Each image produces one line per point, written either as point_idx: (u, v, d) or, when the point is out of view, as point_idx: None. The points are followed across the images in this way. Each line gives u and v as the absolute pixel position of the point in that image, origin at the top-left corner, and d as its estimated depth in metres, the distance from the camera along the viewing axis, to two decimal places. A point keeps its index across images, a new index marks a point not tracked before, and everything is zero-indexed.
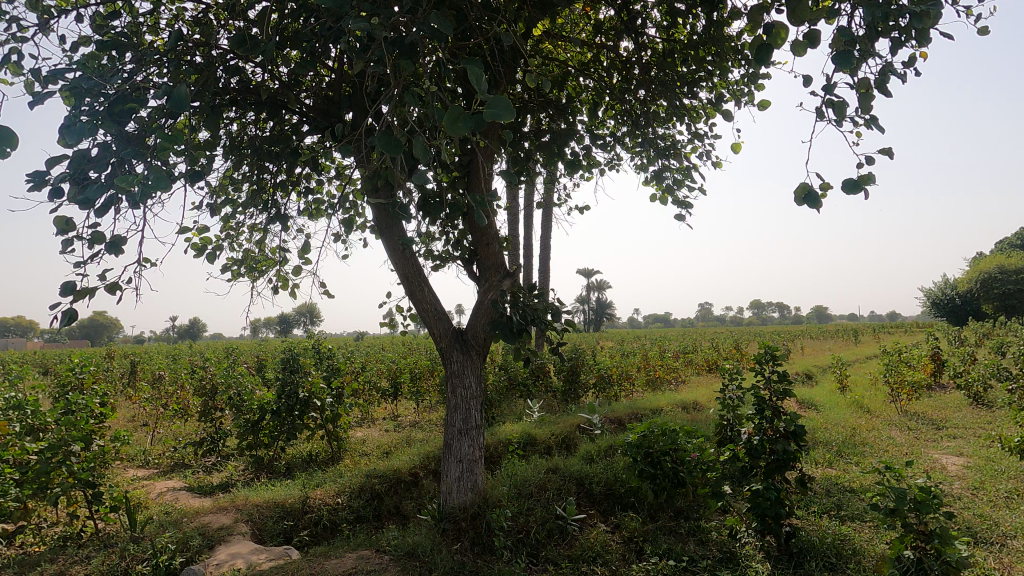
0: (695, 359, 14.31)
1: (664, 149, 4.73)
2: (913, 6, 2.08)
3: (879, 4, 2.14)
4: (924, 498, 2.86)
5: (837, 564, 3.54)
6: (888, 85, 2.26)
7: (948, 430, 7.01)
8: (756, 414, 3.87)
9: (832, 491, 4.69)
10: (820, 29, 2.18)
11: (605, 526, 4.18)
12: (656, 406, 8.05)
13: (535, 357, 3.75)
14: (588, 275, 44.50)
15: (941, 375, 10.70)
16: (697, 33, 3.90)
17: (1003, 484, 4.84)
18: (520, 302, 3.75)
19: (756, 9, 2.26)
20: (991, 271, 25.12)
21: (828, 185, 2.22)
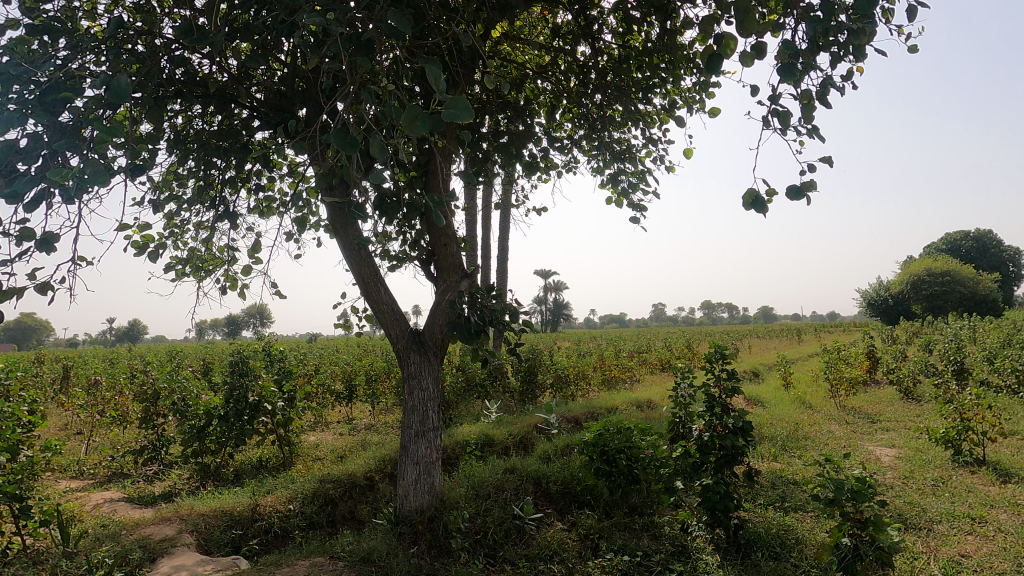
0: (649, 358, 14.67)
1: (620, 152, 4.84)
2: (851, 24, 2.21)
3: (820, 20, 2.26)
4: (861, 488, 3.03)
5: (781, 553, 3.69)
6: (828, 96, 2.38)
7: (882, 423, 7.45)
8: (707, 411, 4.00)
9: (777, 483, 4.90)
10: (766, 42, 2.28)
11: (561, 524, 4.22)
12: (612, 405, 8.21)
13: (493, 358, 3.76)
14: (545, 275, 44.87)
15: (876, 371, 11.35)
16: (651, 41, 4.01)
17: (930, 473, 5.19)
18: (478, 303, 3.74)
19: (707, 20, 2.34)
20: (920, 273, 26.84)
21: (774, 190, 2.32)
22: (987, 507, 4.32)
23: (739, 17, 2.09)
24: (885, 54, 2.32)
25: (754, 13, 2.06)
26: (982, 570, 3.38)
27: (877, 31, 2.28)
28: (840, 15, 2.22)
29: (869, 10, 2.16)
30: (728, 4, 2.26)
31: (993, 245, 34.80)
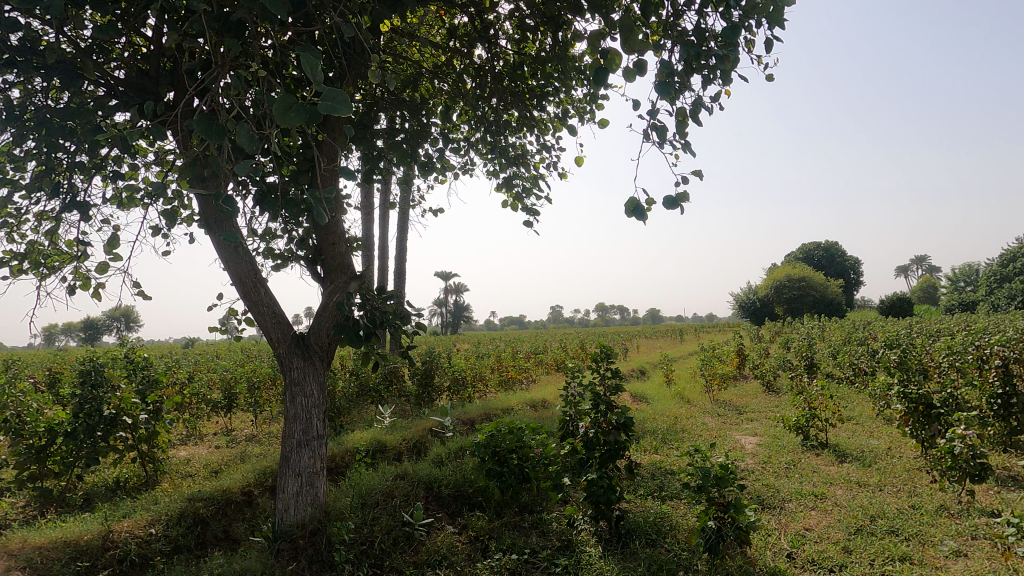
0: (545, 358, 15.08)
1: (515, 157, 4.92)
2: (718, 50, 2.41)
3: (693, 44, 2.44)
4: (724, 475, 3.31)
5: (656, 539, 3.94)
6: (700, 115, 2.59)
7: (747, 414, 8.24)
8: (592, 409, 4.17)
9: (656, 474, 5.24)
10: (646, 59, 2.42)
11: (452, 527, 4.19)
12: (507, 406, 8.32)
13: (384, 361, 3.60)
14: (445, 277, 44.60)
15: (744, 367, 12.54)
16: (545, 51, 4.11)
17: (784, 457, 5.81)
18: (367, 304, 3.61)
19: (595, 33, 2.43)
20: (782, 279, 30.10)
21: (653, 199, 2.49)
22: (827, 484, 4.92)
23: (623, 34, 2.19)
24: (747, 81, 2.57)
25: (636, 32, 2.18)
26: (821, 540, 3.83)
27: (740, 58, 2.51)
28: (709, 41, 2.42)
29: (735, 39, 2.37)
30: (612, 19, 2.35)
31: (839, 255, 39.93)
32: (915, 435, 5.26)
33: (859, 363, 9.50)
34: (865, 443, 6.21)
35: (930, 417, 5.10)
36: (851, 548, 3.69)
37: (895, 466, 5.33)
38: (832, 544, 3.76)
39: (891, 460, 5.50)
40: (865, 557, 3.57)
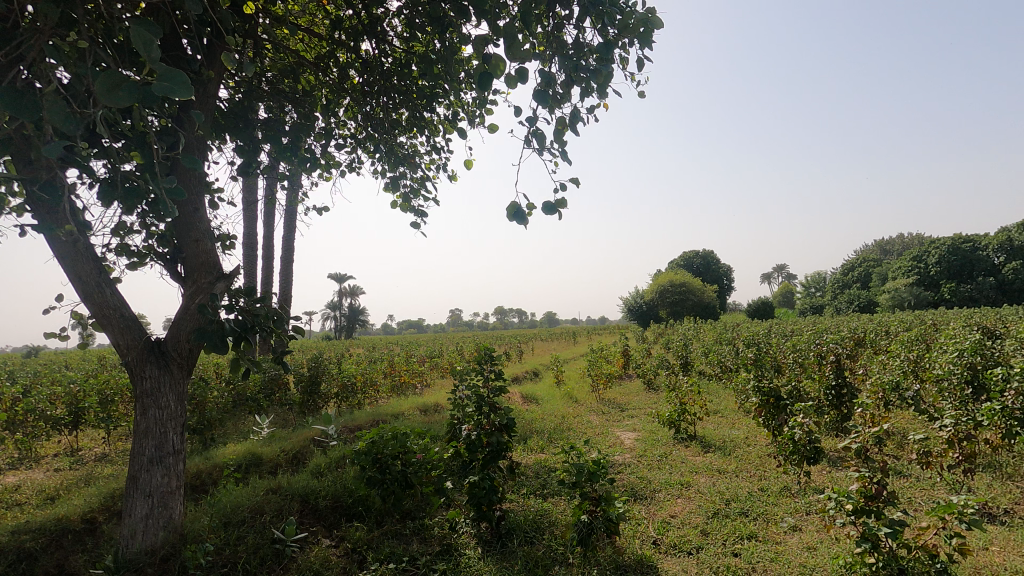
0: (441, 362, 14.98)
1: (404, 157, 4.77)
2: (594, 65, 2.52)
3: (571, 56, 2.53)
4: (596, 469, 3.45)
5: (535, 536, 4.04)
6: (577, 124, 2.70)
7: (629, 411, 8.73)
8: (476, 411, 4.16)
9: (539, 473, 5.38)
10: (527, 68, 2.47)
11: (328, 541, 4.00)
12: (397, 412, 8.13)
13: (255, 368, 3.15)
14: (339, 279, 42.82)
15: (628, 367, 13.29)
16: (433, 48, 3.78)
17: (657, 450, 6.22)
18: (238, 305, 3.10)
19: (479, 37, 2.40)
20: (665, 284, 32.35)
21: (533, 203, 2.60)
22: (693, 474, 5.33)
23: (506, 41, 2.16)
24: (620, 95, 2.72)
25: (519, 42, 2.19)
26: (683, 526, 4.14)
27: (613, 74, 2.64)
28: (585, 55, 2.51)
29: (610, 55, 2.49)
30: (496, 25, 2.33)
31: (714, 263, 43.77)
32: (766, 425, 5.87)
33: (725, 360, 10.44)
34: (727, 433, 6.82)
35: (779, 408, 5.72)
36: (708, 530, 4.03)
37: (749, 453, 5.91)
38: (692, 528, 4.08)
39: (747, 449, 6.09)
40: (719, 538, 3.91)
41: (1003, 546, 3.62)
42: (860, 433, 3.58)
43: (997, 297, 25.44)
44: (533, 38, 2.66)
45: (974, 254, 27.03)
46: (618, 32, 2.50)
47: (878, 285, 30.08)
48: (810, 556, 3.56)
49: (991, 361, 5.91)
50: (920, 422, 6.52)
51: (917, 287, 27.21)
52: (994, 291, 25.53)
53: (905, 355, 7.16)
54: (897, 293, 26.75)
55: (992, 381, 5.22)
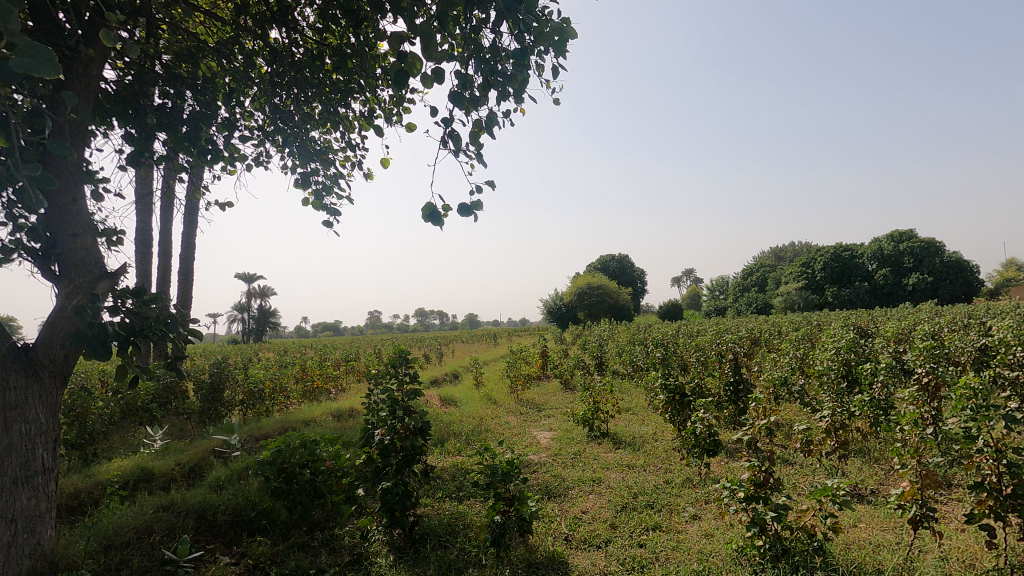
0: (357, 365, 14.55)
1: (318, 152, 4.35)
2: (510, 70, 2.54)
3: (487, 59, 2.53)
4: (510, 469, 3.48)
5: (449, 539, 4.01)
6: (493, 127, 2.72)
7: (545, 410, 8.92)
8: (389, 415, 4.03)
9: (455, 475, 5.36)
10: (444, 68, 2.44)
11: (227, 558, 3.75)
12: (308, 418, 7.80)
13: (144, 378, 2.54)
14: (248, 279, 40.42)
15: (546, 367, 13.57)
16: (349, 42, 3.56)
17: (572, 448, 6.38)
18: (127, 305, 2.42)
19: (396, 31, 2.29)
20: (583, 287, 33.37)
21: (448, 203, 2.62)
22: (604, 469, 5.53)
23: (422, 40, 2.11)
24: (535, 100, 2.76)
25: (435, 43, 2.15)
26: (594, 521, 4.28)
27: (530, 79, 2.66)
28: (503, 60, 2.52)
29: (526, 62, 2.53)
30: (412, 22, 2.26)
31: (629, 267, 45.73)
32: (672, 420, 6.20)
33: (636, 360, 10.93)
34: (637, 430, 7.14)
35: (683, 404, 6.06)
36: (616, 524, 4.19)
37: (657, 448, 6.21)
38: (602, 522, 4.23)
39: (655, 444, 6.40)
40: (627, 530, 4.08)
41: (869, 522, 4.06)
42: (752, 426, 3.87)
43: (870, 301, 28.51)
44: (450, 38, 2.64)
45: (852, 261, 30.14)
46: (534, 40, 2.55)
47: (773, 289, 32.76)
48: (707, 542, 3.80)
49: (863, 357, 6.61)
50: (804, 414, 7.16)
51: (806, 291, 29.90)
52: (868, 295, 28.60)
53: (793, 353, 7.83)
54: (788, 296, 29.25)
55: (863, 375, 5.84)
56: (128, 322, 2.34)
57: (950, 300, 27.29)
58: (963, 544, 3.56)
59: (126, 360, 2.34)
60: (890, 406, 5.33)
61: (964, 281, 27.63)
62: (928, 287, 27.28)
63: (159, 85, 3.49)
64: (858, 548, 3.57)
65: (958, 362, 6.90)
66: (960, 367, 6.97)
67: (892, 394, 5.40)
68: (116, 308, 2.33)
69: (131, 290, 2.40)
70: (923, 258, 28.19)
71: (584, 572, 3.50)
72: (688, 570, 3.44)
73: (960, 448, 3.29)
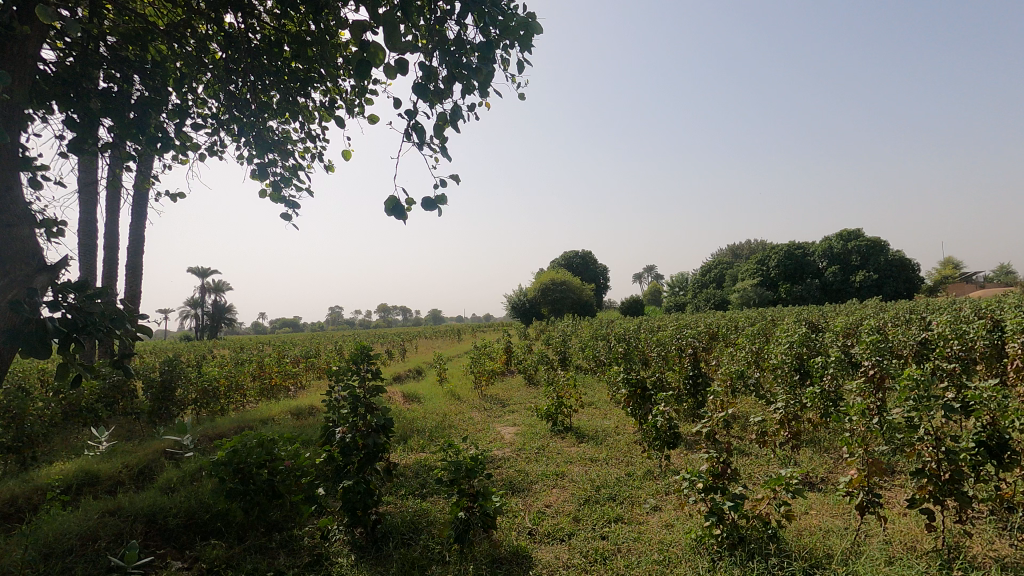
0: (318, 361, 14.25)
1: (275, 143, 4.22)
2: (475, 63, 2.52)
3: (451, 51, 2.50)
4: (474, 465, 3.47)
5: (411, 537, 3.98)
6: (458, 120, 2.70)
7: (510, 406, 8.94)
8: (350, 413, 3.93)
9: (418, 473, 5.32)
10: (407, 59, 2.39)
11: (179, 562, 3.61)
12: (266, 416, 7.58)
13: (86, 379, 2.40)
14: (202, 273, 38.99)
15: (511, 363, 13.59)
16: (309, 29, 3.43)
17: (535, 443, 6.41)
18: (67, 301, 2.25)
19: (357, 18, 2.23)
20: (547, 282, 33.56)
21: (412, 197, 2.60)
22: (568, 463, 5.59)
23: (385, 31, 2.07)
24: (500, 94, 2.74)
25: (399, 33, 2.11)
26: (558, 515, 4.32)
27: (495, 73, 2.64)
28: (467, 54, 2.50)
29: (491, 56, 2.52)
30: (375, 11, 2.20)
31: (592, 264, 46.26)
32: (633, 414, 6.30)
33: (599, 355, 11.08)
34: (599, 424, 7.23)
35: (645, 398, 6.17)
36: (579, 517, 4.23)
37: (619, 441, 6.31)
38: (565, 516, 4.27)
39: (617, 437, 6.51)
40: (589, 523, 4.13)
41: (819, 509, 4.22)
42: (710, 419, 3.96)
43: (821, 297, 29.69)
44: (414, 29, 2.60)
45: (804, 259, 31.30)
46: (499, 33, 2.53)
47: (730, 285, 33.71)
48: (667, 533, 3.89)
49: (814, 351, 6.87)
50: (759, 406, 7.41)
51: (761, 287, 30.91)
52: (819, 291, 29.78)
53: (749, 347, 8.09)
54: (745, 292, 30.16)
55: (815, 368, 6.06)
56: (69, 318, 2.19)
57: (893, 296, 28.68)
58: (904, 528, 3.76)
59: (67, 358, 2.19)
60: (839, 397, 5.57)
61: (906, 278, 29.09)
62: (874, 284, 28.60)
63: (103, 68, 3.27)
64: (809, 534, 3.72)
65: (901, 355, 7.26)
66: (902, 360, 7.34)
67: (840, 386, 5.64)
68: (56, 303, 2.17)
69: (72, 284, 2.24)
70: (870, 256, 29.52)
71: (547, 566, 3.53)
72: (649, 560, 3.51)
73: (903, 437, 3.45)
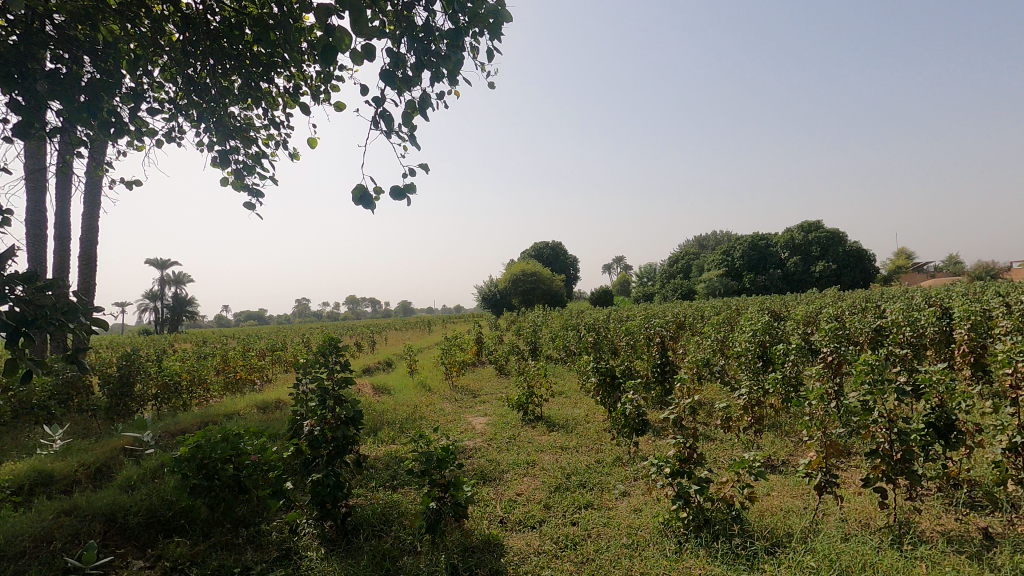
0: (284, 355, 13.98)
1: (237, 130, 4.07)
2: (443, 51, 2.49)
3: (418, 39, 2.46)
4: (445, 455, 3.46)
5: (382, 529, 3.96)
6: (427, 108, 2.66)
7: (481, 396, 8.96)
8: (318, 405, 3.87)
9: (388, 465, 5.29)
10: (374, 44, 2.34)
11: (141, 561, 3.51)
12: (230, 411, 7.40)
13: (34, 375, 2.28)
14: (162, 265, 37.69)
15: (482, 353, 13.60)
16: (271, 11, 3.31)
17: (506, 433, 6.43)
18: (15, 292, 2.12)
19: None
20: (518, 273, 33.63)
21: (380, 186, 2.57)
22: (538, 452, 5.64)
23: (351, 16, 2.02)
24: (469, 82, 2.72)
25: (365, 19, 2.06)
26: (528, 502, 4.36)
27: (464, 61, 2.61)
28: (434, 41, 2.47)
29: (460, 43, 2.49)
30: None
31: (562, 255, 46.54)
32: (603, 402, 6.39)
33: (569, 345, 11.19)
34: (570, 413, 7.31)
35: (614, 386, 6.26)
36: (550, 505, 4.28)
37: (589, 429, 6.41)
38: (536, 503, 4.31)
39: (587, 426, 6.60)
40: (560, 510, 4.19)
41: (780, 490, 4.38)
42: (677, 406, 4.05)
43: (783, 287, 30.58)
44: (381, 14, 2.54)
45: (767, 250, 32.17)
46: (469, 21, 2.50)
47: (696, 276, 34.40)
48: (636, 517, 3.97)
49: (776, 339, 7.07)
50: (724, 393, 7.62)
51: (727, 278, 31.63)
52: (781, 282, 30.65)
53: (714, 336, 8.27)
54: (711, 282, 30.85)
55: (777, 356, 6.24)
56: (18, 312, 2.07)
57: (851, 286, 29.75)
58: (859, 506, 3.93)
59: (16, 354, 2.07)
60: (798, 382, 5.76)
61: (862, 268, 30.20)
62: (832, 274, 29.60)
63: (50, 48, 3.07)
64: (770, 514, 3.85)
65: (857, 342, 7.56)
66: (858, 346, 7.62)
67: (801, 372, 5.83)
68: (3, 295, 2.05)
69: (20, 276, 2.13)
70: (829, 247, 30.54)
71: (518, 553, 3.56)
72: (618, 544, 3.57)
73: (859, 419, 3.59)
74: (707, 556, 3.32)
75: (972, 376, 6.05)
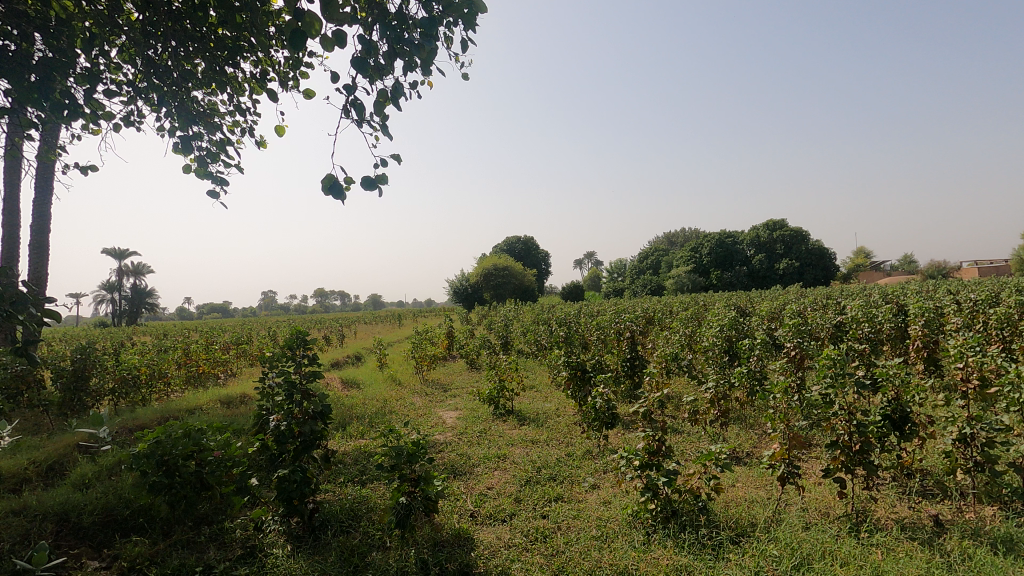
0: (250, 348, 13.65)
1: (200, 115, 3.91)
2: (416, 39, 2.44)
3: (390, 26, 2.40)
4: (416, 450, 3.42)
5: (350, 525, 3.91)
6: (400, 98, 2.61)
7: (452, 390, 8.93)
8: (285, 400, 3.73)
9: (356, 460, 5.21)
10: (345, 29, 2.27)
11: (97, 561, 3.38)
12: (192, 406, 7.18)
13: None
14: (120, 254, 36.30)
15: (453, 347, 13.56)
16: None
17: (477, 427, 6.43)
18: None
19: None
20: (490, 267, 33.57)
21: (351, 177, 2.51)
22: (509, 446, 5.64)
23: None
24: (443, 72, 2.67)
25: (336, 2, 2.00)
26: (499, 496, 4.37)
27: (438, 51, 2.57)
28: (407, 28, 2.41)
29: (434, 32, 2.44)
30: None
31: (534, 249, 46.66)
32: (573, 396, 6.43)
33: (540, 339, 11.24)
34: (540, 407, 7.34)
35: (584, 380, 6.32)
36: (520, 498, 4.29)
37: (559, 423, 6.46)
38: (507, 497, 4.33)
39: (557, 419, 6.65)
40: (531, 503, 4.20)
41: (744, 482, 4.49)
42: (647, 399, 4.10)
43: (748, 284, 31.34)
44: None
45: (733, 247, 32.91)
46: (443, 9, 2.45)
47: (665, 272, 35.00)
48: (605, 509, 4.02)
49: (742, 334, 7.24)
50: (691, 387, 7.76)
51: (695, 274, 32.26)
52: (747, 278, 31.39)
53: (683, 331, 8.42)
54: (678, 278, 31.43)
55: (743, 350, 6.37)
56: None
57: (812, 283, 30.69)
58: (819, 496, 4.06)
59: None
60: (763, 376, 5.90)
61: (824, 267, 31.17)
62: (795, 271, 30.50)
63: None
64: (735, 505, 3.95)
65: (819, 337, 7.79)
66: (820, 341, 7.85)
67: (765, 366, 5.97)
68: None
69: None
70: (792, 245, 31.43)
71: (488, 546, 3.56)
72: (588, 536, 3.61)
73: (821, 412, 3.69)
74: (674, 546, 3.38)
75: (925, 371, 6.29)
